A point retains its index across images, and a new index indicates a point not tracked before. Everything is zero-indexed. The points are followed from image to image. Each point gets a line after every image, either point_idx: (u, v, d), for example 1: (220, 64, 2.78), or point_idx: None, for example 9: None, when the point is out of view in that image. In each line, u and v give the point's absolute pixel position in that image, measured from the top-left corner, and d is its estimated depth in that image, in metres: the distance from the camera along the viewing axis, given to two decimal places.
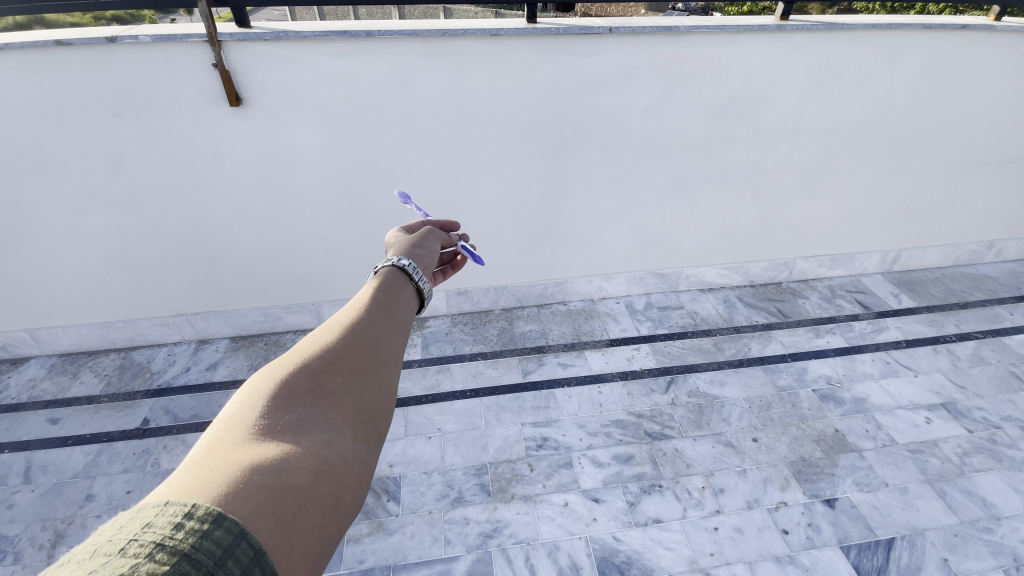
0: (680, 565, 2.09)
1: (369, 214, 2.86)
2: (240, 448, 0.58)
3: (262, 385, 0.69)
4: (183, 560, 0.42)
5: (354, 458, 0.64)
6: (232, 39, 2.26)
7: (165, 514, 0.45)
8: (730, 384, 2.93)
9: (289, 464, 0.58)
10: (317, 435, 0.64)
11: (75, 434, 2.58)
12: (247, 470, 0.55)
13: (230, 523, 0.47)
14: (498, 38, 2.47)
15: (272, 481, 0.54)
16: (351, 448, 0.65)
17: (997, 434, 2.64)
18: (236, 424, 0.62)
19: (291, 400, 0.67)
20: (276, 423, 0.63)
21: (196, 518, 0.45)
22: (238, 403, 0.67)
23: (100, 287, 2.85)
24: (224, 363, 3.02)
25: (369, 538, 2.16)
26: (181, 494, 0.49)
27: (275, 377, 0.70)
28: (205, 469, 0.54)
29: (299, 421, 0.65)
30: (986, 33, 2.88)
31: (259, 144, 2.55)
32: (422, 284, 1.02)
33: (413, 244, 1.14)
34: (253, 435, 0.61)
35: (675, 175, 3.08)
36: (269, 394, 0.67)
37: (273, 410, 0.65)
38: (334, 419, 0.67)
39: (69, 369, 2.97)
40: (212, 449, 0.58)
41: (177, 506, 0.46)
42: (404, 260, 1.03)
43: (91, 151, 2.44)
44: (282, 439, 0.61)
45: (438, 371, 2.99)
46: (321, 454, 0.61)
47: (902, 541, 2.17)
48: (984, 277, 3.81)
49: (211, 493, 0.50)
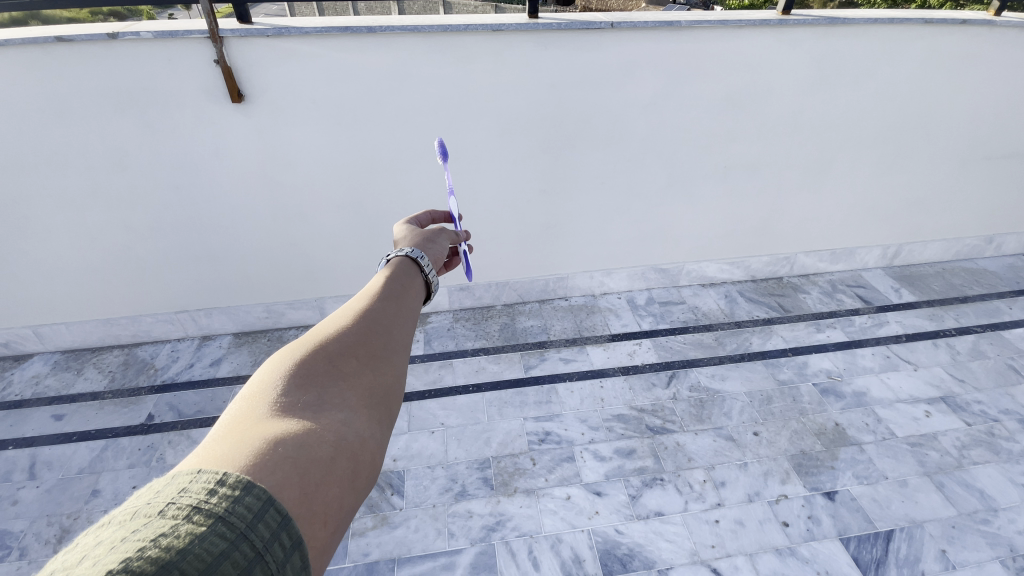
0: (681, 557, 2.10)
1: (371, 210, 2.86)
2: (262, 422, 0.59)
3: (280, 365, 0.70)
4: (219, 522, 0.43)
5: (371, 436, 0.64)
6: (233, 35, 2.25)
7: (199, 481, 0.46)
8: (731, 379, 2.94)
9: (311, 439, 0.58)
10: (334, 414, 0.64)
11: (80, 430, 2.59)
12: (271, 442, 0.55)
13: (259, 490, 0.48)
14: (499, 33, 2.47)
15: (296, 454, 0.55)
16: (367, 426, 0.65)
17: (996, 428, 2.65)
18: (256, 400, 0.63)
19: (309, 379, 0.68)
20: (295, 401, 0.64)
21: (228, 485, 0.46)
22: (256, 381, 0.67)
23: (103, 283, 2.86)
24: (227, 360, 3.02)
25: (373, 532, 2.17)
26: (210, 463, 0.49)
27: (292, 357, 0.71)
28: (230, 441, 0.54)
29: (318, 400, 0.65)
30: (987, 28, 2.88)
31: (261, 139, 2.55)
32: (431, 276, 1.03)
33: (421, 239, 1.15)
34: (274, 411, 0.61)
35: (676, 170, 3.09)
36: (288, 373, 0.67)
37: (292, 389, 0.66)
38: (350, 399, 0.68)
39: (72, 365, 2.98)
40: (235, 423, 0.58)
41: (210, 474, 0.47)
42: (414, 252, 1.04)
43: (93, 147, 2.44)
44: (303, 416, 0.62)
45: (440, 367, 3.01)
46: (339, 431, 0.62)
47: (901, 533, 2.19)
48: (984, 271, 3.83)
49: (239, 462, 0.50)
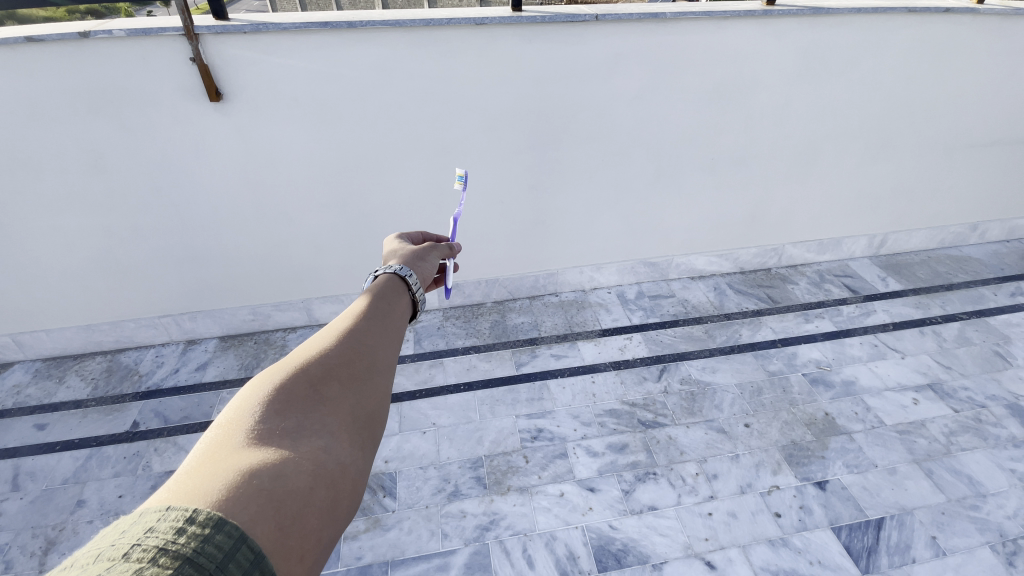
0: (676, 551, 2.11)
1: (356, 208, 2.83)
2: (238, 451, 0.57)
3: (259, 388, 0.67)
4: (187, 563, 0.41)
5: (353, 463, 0.62)
6: (210, 32, 2.21)
7: (167, 519, 0.44)
8: (721, 371, 2.95)
9: (287, 469, 0.56)
10: (314, 441, 0.62)
11: (63, 439, 2.54)
12: (246, 473, 0.53)
13: (230, 527, 0.46)
14: (483, 27, 2.44)
15: (271, 487, 0.53)
16: (348, 453, 0.63)
17: (982, 414, 2.68)
18: (232, 428, 0.60)
19: (289, 403, 0.66)
20: (274, 427, 0.62)
21: (197, 524, 0.44)
22: (235, 405, 0.65)
23: (83, 288, 2.80)
24: (213, 363, 2.98)
25: (366, 535, 2.15)
26: (181, 498, 0.47)
27: (272, 380, 0.69)
28: (202, 474, 0.52)
29: (297, 426, 0.63)
30: (970, 15, 2.89)
31: (242, 139, 2.51)
32: (418, 293, 1.02)
33: (414, 253, 1.13)
34: (250, 439, 0.59)
35: (664, 163, 3.07)
36: (267, 397, 0.65)
37: (272, 414, 0.63)
38: (332, 425, 0.66)
39: (54, 373, 2.93)
40: (209, 453, 0.56)
41: (178, 511, 0.45)
42: (401, 268, 1.03)
43: (68, 149, 2.38)
44: (280, 443, 0.60)
45: (431, 366, 2.98)
46: (318, 459, 0.60)
47: (891, 520, 2.20)
48: (968, 258, 3.86)
49: (211, 497, 0.48)
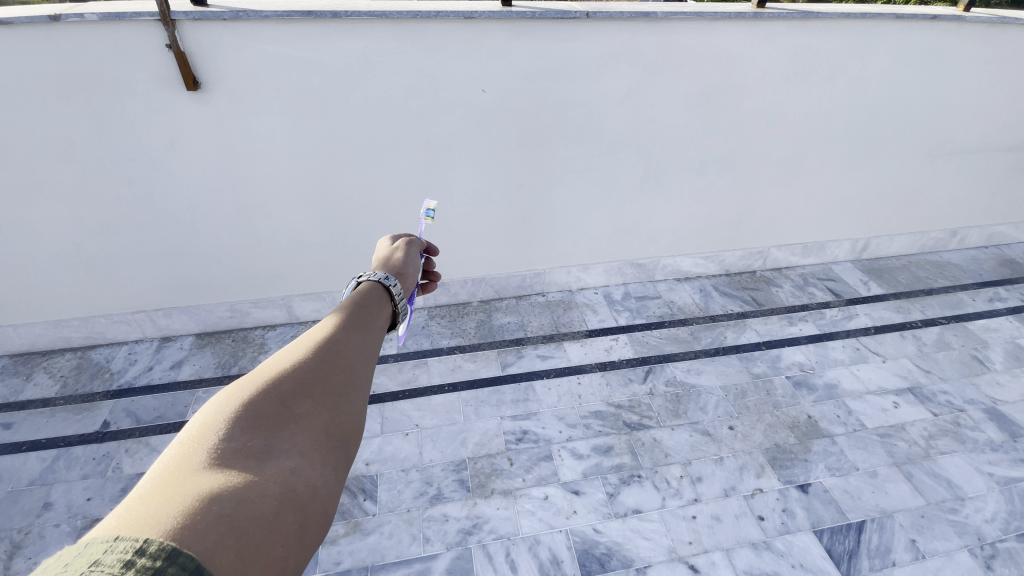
0: (659, 555, 2.08)
1: (340, 203, 2.77)
2: (199, 473, 0.52)
3: (227, 401, 0.63)
4: None
5: (323, 485, 0.58)
6: (187, 19, 2.13)
7: (114, 551, 0.39)
8: (706, 373, 2.94)
9: (251, 493, 0.52)
10: (282, 462, 0.58)
11: (30, 439, 2.45)
12: (205, 499, 0.49)
13: (185, 559, 0.42)
14: (472, 21, 2.39)
15: (232, 514, 0.49)
16: (319, 474, 0.59)
17: (961, 417, 2.70)
18: (194, 446, 0.56)
19: (258, 419, 0.61)
20: (240, 446, 0.58)
21: (148, 555, 0.40)
22: (199, 420, 0.61)
23: (52, 283, 2.71)
24: (189, 361, 2.90)
25: (345, 539, 2.10)
26: (131, 526, 0.43)
27: (241, 393, 0.64)
28: (157, 499, 0.48)
29: (264, 445, 0.59)
30: (957, 23, 2.92)
31: (219, 131, 2.43)
32: (399, 303, 0.99)
33: (401, 259, 1.10)
34: (214, 460, 0.55)
35: (652, 164, 3.06)
36: (234, 413, 0.61)
37: (238, 432, 0.59)
38: (303, 444, 0.61)
39: (21, 370, 2.83)
40: (167, 474, 0.52)
41: (127, 542, 0.40)
42: (386, 277, 1.00)
43: (37, 138, 2.29)
44: (246, 465, 0.56)
45: (415, 366, 2.94)
46: (287, 482, 0.56)
47: (872, 524, 2.21)
48: (947, 264, 3.91)
49: (165, 524, 0.44)
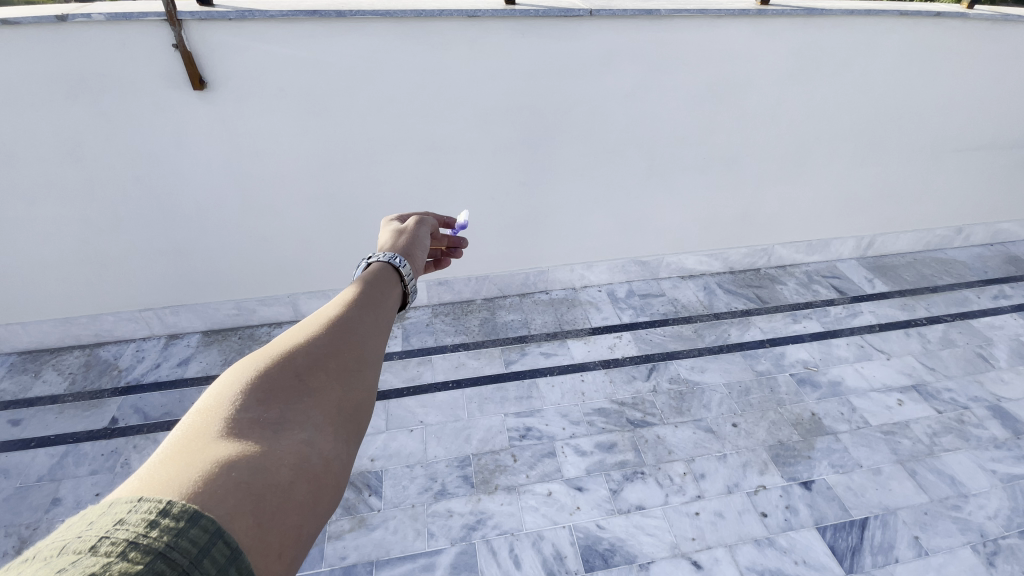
0: (662, 551, 2.09)
1: (344, 201, 2.78)
2: (217, 441, 0.54)
3: (241, 375, 0.64)
4: (158, 559, 0.38)
5: (337, 457, 0.60)
6: (193, 18, 2.15)
7: (138, 511, 0.41)
8: (709, 370, 2.95)
9: (267, 462, 0.54)
10: (296, 433, 0.59)
11: (39, 435, 2.48)
12: (224, 466, 0.50)
13: (207, 521, 0.43)
14: (476, 19, 2.40)
15: (249, 481, 0.50)
16: (332, 446, 0.61)
17: (965, 415, 2.70)
18: (211, 416, 0.57)
19: (273, 392, 0.63)
20: (256, 417, 0.59)
21: (171, 516, 0.41)
22: (215, 392, 0.62)
23: (60, 281, 2.73)
24: (195, 359, 2.93)
25: (350, 535, 2.12)
26: (153, 489, 0.44)
27: (256, 366, 0.65)
28: (176, 464, 0.49)
29: (279, 417, 0.60)
30: (961, 21, 2.92)
31: (225, 130, 2.45)
32: (410, 284, 0.99)
33: (409, 239, 1.11)
34: (230, 429, 0.56)
35: (656, 163, 3.06)
36: (248, 386, 0.62)
37: (253, 404, 0.60)
38: (316, 417, 0.62)
39: (29, 367, 2.86)
40: (185, 441, 0.53)
41: (151, 503, 0.42)
42: (395, 257, 1.00)
43: (44, 138, 2.31)
44: (261, 435, 0.57)
45: (419, 364, 2.95)
46: (301, 452, 0.57)
47: (875, 520, 2.21)
48: (953, 261, 3.90)
49: (185, 488, 0.46)
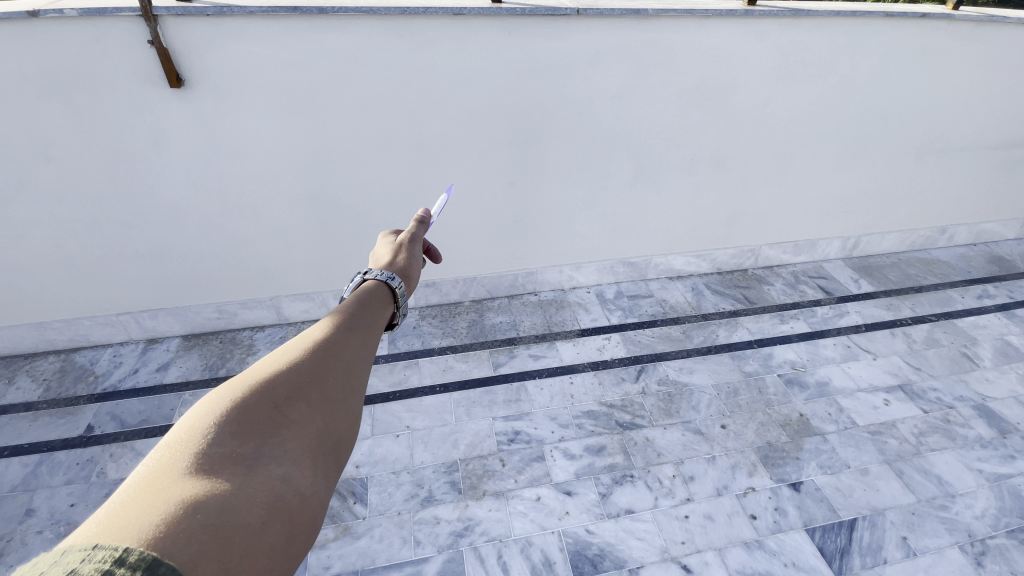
0: (651, 555, 2.07)
1: (328, 202, 2.74)
2: (184, 479, 0.50)
3: (215, 403, 0.61)
4: None
5: (314, 494, 0.56)
6: (170, 14, 2.09)
7: (91, 561, 0.37)
8: (698, 372, 2.93)
9: (237, 501, 0.50)
10: (272, 468, 0.56)
11: (11, 444, 2.41)
12: (189, 508, 0.47)
13: (166, 569, 0.39)
14: (461, 17, 2.37)
15: (216, 523, 0.47)
16: (310, 482, 0.57)
17: (951, 414, 2.71)
18: (180, 451, 0.54)
19: (250, 423, 0.59)
20: (229, 452, 0.55)
21: (127, 565, 0.37)
22: (186, 423, 0.58)
23: (33, 284, 2.66)
24: (175, 364, 2.87)
25: (335, 543, 2.08)
26: (110, 534, 0.41)
27: (232, 395, 0.62)
28: (138, 505, 0.46)
29: (254, 451, 0.57)
30: (945, 22, 2.93)
31: (204, 129, 2.39)
32: (402, 306, 0.98)
33: (408, 257, 1.08)
34: (200, 464, 0.53)
35: (643, 163, 3.05)
36: (223, 416, 0.58)
37: (226, 436, 0.57)
38: (294, 450, 0.59)
39: (3, 374, 2.78)
40: (149, 479, 0.49)
41: (105, 552, 0.38)
42: (390, 276, 0.98)
43: (15, 137, 2.24)
44: (233, 472, 0.53)
45: (406, 367, 2.91)
46: (275, 489, 0.54)
47: (863, 521, 2.20)
48: (937, 261, 3.92)
49: (145, 533, 0.42)
